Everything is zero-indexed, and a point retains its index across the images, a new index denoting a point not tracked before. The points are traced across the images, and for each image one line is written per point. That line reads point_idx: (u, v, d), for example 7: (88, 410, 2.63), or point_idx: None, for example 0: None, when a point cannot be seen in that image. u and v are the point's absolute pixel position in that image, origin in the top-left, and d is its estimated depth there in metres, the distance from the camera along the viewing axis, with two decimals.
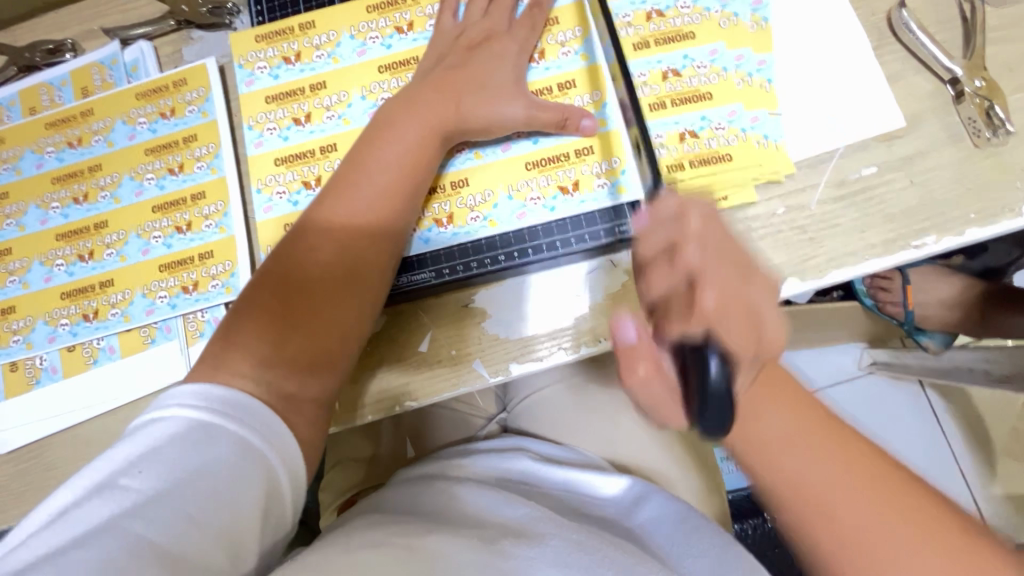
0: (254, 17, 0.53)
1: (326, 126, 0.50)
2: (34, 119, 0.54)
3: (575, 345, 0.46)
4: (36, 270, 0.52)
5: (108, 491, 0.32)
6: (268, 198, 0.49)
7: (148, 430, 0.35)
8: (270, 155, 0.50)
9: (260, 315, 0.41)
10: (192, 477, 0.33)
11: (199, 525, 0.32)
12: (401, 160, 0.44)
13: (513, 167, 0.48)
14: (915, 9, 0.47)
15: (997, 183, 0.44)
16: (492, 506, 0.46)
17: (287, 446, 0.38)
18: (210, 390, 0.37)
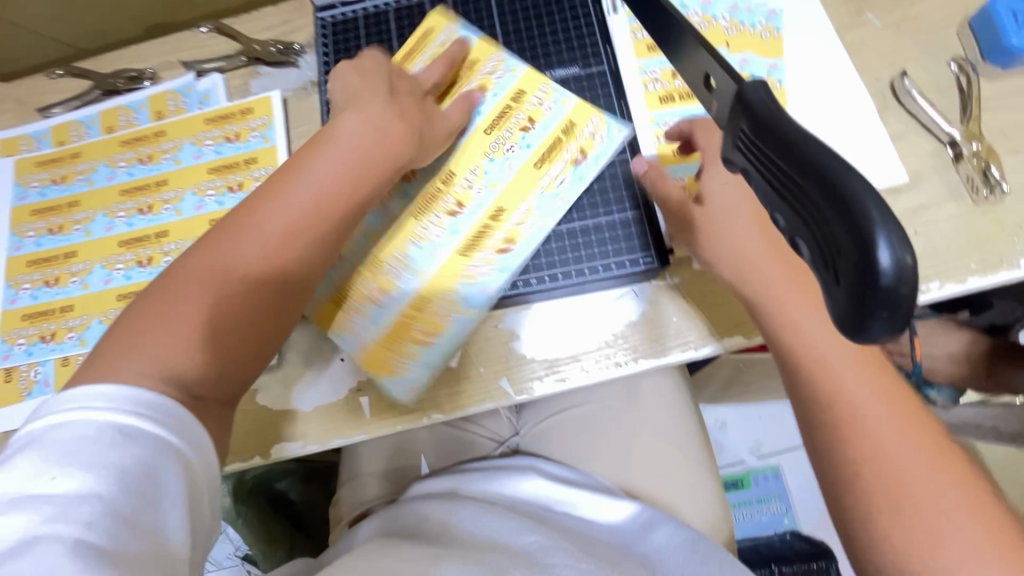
0: (321, 59, 0.60)
1: (371, 237, 0.52)
2: (111, 137, 0.60)
3: (597, 367, 0.49)
4: (97, 273, 0.56)
5: (21, 503, 0.29)
6: (379, 317, 0.50)
7: (51, 437, 0.31)
8: (336, 290, 0.51)
9: (192, 294, 0.39)
10: (109, 481, 0.30)
11: (129, 526, 0.30)
12: (347, 167, 0.44)
13: (526, 174, 0.53)
14: (917, 79, 0.52)
15: (996, 236, 0.47)
16: (504, 530, 0.48)
17: (202, 441, 0.36)
18: (116, 387, 0.34)
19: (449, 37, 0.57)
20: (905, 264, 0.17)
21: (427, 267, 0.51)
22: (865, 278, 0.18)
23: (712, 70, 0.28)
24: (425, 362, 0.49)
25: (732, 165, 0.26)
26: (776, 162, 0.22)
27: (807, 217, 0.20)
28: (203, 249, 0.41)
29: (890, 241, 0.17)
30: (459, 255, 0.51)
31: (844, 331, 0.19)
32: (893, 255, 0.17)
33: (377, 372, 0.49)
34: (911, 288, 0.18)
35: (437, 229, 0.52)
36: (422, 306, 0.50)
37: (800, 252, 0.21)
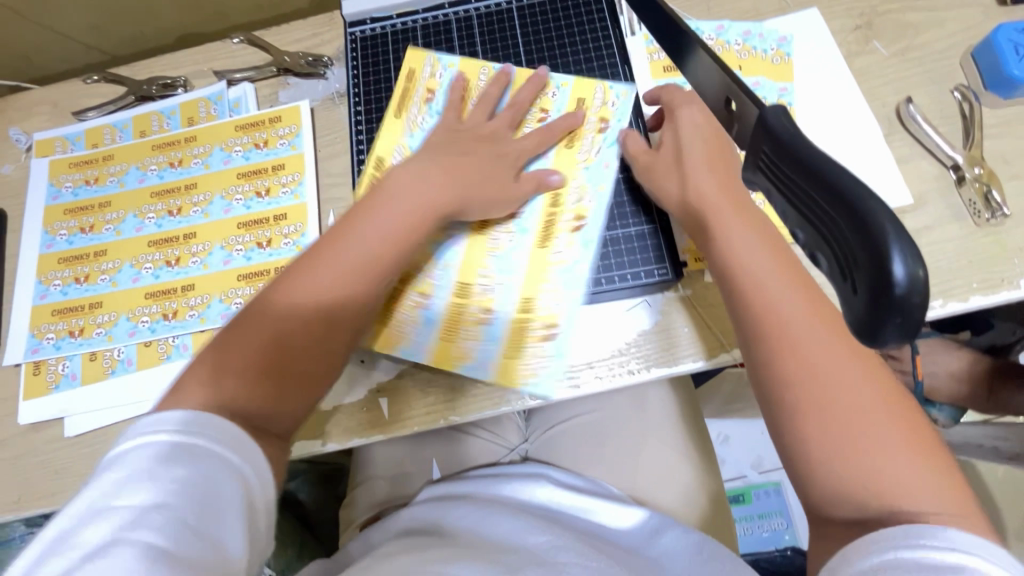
0: (349, 72, 0.62)
1: (451, 272, 0.53)
2: (143, 141, 0.62)
3: (611, 375, 0.50)
4: (126, 271, 0.57)
5: (95, 515, 0.30)
6: (493, 333, 0.51)
7: (124, 456, 0.33)
8: (437, 327, 0.52)
9: (259, 344, 0.41)
10: (177, 494, 0.31)
11: (195, 537, 0.31)
12: (401, 220, 0.48)
13: (564, 157, 0.56)
14: (921, 105, 0.55)
15: (997, 257, 0.49)
16: (515, 533, 0.49)
17: (259, 461, 0.36)
18: (181, 412, 0.35)
19: (433, 73, 0.60)
20: (917, 275, 0.19)
21: (519, 272, 0.53)
22: (881, 288, 0.19)
23: (732, 92, 0.30)
24: (558, 354, 0.51)
25: (752, 184, 0.28)
26: (804, 188, 0.23)
27: (826, 232, 0.22)
28: (209, 352, 0.42)
29: (903, 253, 0.19)
30: (541, 249, 0.53)
31: (860, 337, 0.21)
32: (907, 266, 0.19)
33: (515, 381, 0.50)
34: (924, 297, 0.19)
35: (507, 238, 0.54)
36: (530, 308, 0.52)
37: (818, 265, 0.23)
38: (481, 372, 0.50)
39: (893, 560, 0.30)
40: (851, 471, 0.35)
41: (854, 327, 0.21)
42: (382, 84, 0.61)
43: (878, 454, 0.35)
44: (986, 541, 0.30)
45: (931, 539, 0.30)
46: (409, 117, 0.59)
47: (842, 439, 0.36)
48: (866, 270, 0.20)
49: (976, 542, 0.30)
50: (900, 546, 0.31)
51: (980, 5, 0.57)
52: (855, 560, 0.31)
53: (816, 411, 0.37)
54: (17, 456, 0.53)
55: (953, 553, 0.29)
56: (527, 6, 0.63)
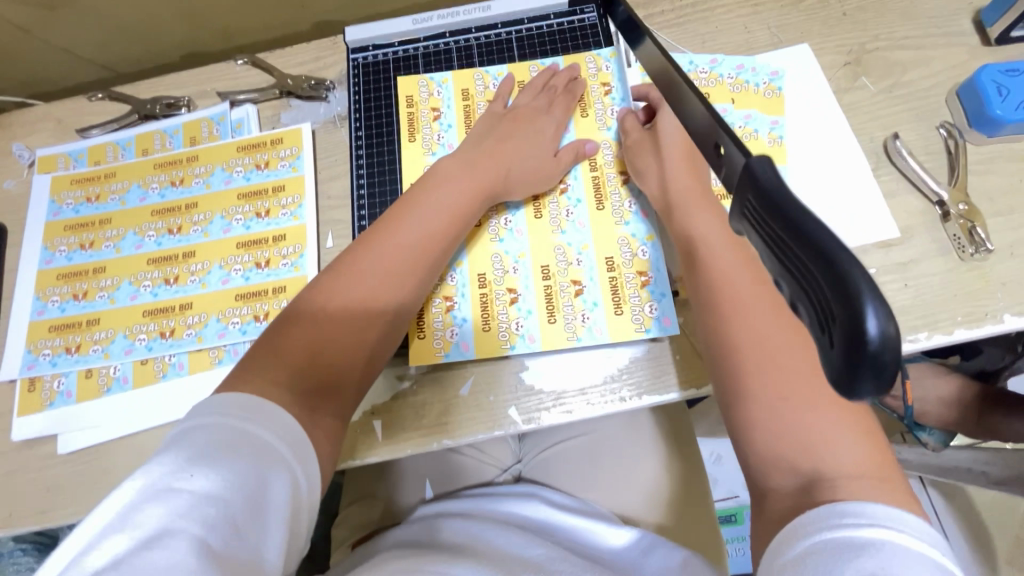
0: (351, 96, 0.63)
1: (527, 261, 0.56)
2: (145, 159, 0.63)
3: (603, 401, 0.51)
4: (125, 289, 0.58)
5: (155, 496, 0.32)
6: (593, 299, 0.54)
7: (189, 439, 0.35)
8: (538, 311, 0.54)
9: (307, 335, 0.44)
10: (229, 486, 0.33)
11: (240, 531, 0.32)
12: (431, 226, 0.51)
13: (587, 130, 0.61)
14: (907, 141, 0.56)
15: (981, 291, 0.50)
16: (511, 546, 0.51)
17: (308, 459, 0.38)
18: (241, 398, 0.38)
19: (430, 93, 0.62)
20: (890, 331, 0.20)
21: (589, 238, 0.56)
22: (856, 342, 0.20)
23: (723, 139, 0.32)
24: (658, 293, 0.53)
25: (740, 231, 0.29)
26: (785, 240, 0.24)
27: (807, 285, 0.23)
28: (260, 348, 0.44)
29: (876, 310, 0.20)
30: (600, 213, 0.57)
31: (839, 390, 0.22)
32: (879, 323, 0.20)
33: (631, 333, 0.52)
34: (895, 355, 0.20)
35: (566, 213, 0.57)
36: (614, 265, 0.55)
37: (800, 316, 0.24)
38: (590, 340, 0.52)
39: (819, 541, 0.33)
40: (785, 438, 0.41)
41: (835, 377, 0.22)
42: (383, 109, 0.62)
43: (808, 415, 0.41)
44: (901, 512, 0.33)
45: (853, 517, 0.34)
46: (423, 138, 0.60)
47: (781, 403, 0.41)
48: (842, 325, 0.21)
49: (891, 514, 0.33)
50: (825, 528, 0.34)
51: (965, 45, 0.59)
52: (788, 546, 0.34)
53: (758, 373, 0.43)
54: (9, 473, 0.53)
55: (871, 527, 0.33)
56: (525, 36, 0.65)
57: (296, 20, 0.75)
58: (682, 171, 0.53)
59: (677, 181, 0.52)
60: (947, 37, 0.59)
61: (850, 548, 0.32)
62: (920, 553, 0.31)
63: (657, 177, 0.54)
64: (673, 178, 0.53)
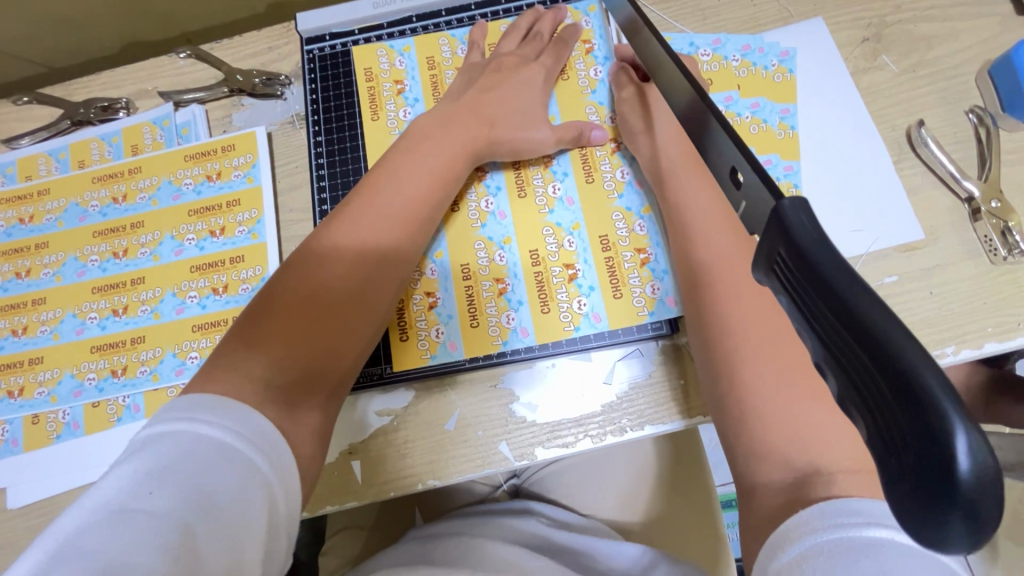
0: (307, 88, 0.55)
1: (514, 245, 0.49)
2: (82, 172, 0.56)
3: (602, 434, 0.46)
4: (69, 322, 0.52)
5: (113, 518, 0.27)
6: (588, 282, 0.48)
7: (160, 449, 0.31)
8: (530, 301, 0.48)
9: (272, 337, 0.38)
10: (199, 515, 0.29)
11: (204, 562, 0.28)
12: (413, 204, 0.45)
13: (570, 93, 0.53)
14: (932, 128, 0.50)
15: (1014, 299, 0.46)
16: (507, 553, 0.50)
17: (292, 478, 0.34)
18: (217, 399, 0.34)
19: (391, 64, 0.55)
20: (985, 469, 0.15)
21: (580, 216, 0.50)
22: (940, 479, 0.16)
23: (740, 165, 0.26)
24: (660, 271, 0.48)
25: (763, 285, 0.24)
26: (833, 319, 0.19)
27: (863, 389, 0.18)
28: (235, 343, 0.38)
29: (968, 443, 0.16)
30: (590, 187, 0.50)
31: (913, 536, 0.17)
32: (973, 460, 0.15)
33: (632, 318, 0.47)
34: (994, 505, 0.16)
35: (553, 189, 0.50)
36: (609, 243, 0.49)
37: (852, 423, 0.19)
38: (587, 328, 0.47)
39: (814, 545, 0.27)
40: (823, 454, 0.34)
41: (901, 516, 0.17)
42: (344, 109, 0.54)
43: None
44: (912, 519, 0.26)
45: (848, 517, 0.27)
46: (388, 116, 0.53)
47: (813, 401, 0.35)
48: (918, 451, 0.16)
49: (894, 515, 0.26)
50: (818, 529, 0.27)
51: (997, 15, 0.52)
52: (779, 552, 0.28)
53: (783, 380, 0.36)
54: None
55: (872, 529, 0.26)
56: (502, 17, 0.57)
57: (245, 2, 0.66)
58: (673, 138, 0.47)
59: (670, 150, 0.47)
60: (976, 6, 0.53)
61: (845, 552, 0.26)
62: (940, 558, 0.24)
63: (648, 143, 0.48)
64: (664, 149, 0.47)
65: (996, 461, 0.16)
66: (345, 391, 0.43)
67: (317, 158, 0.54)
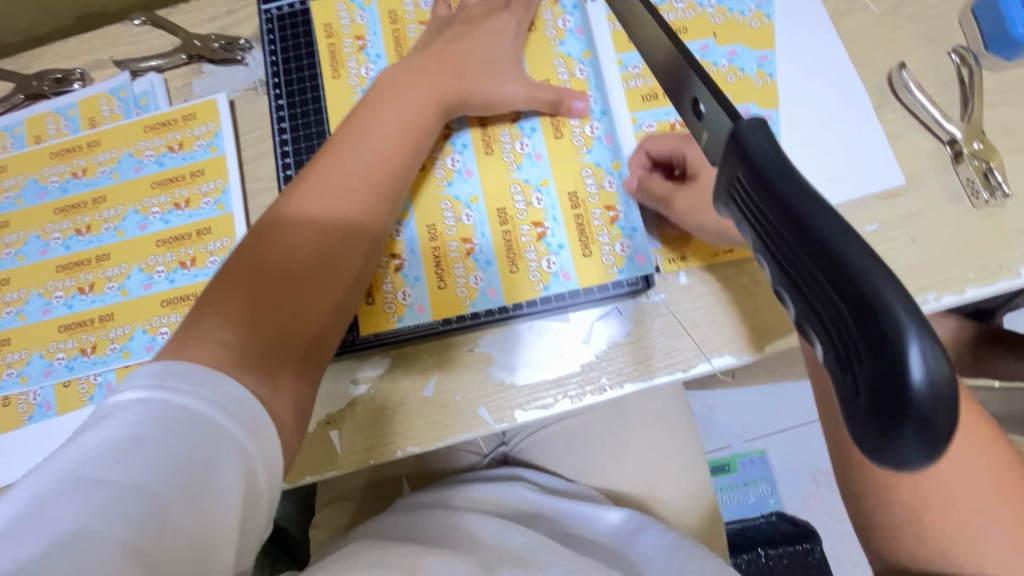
0: (266, 49, 0.53)
1: (481, 204, 0.48)
2: (39, 148, 0.54)
3: (581, 394, 0.45)
4: (34, 302, 0.51)
5: (77, 486, 0.27)
6: (557, 240, 0.47)
7: (124, 414, 0.30)
8: (498, 261, 0.47)
9: (242, 301, 0.37)
10: (164, 480, 0.28)
11: (175, 527, 0.28)
12: (383, 158, 0.43)
13: (539, 45, 0.51)
14: (915, 71, 0.49)
15: (997, 242, 0.45)
16: (494, 533, 0.48)
17: (269, 442, 0.33)
18: (184, 364, 0.32)
19: (351, 19, 0.53)
20: (939, 375, 0.15)
21: (549, 172, 0.48)
22: (893, 390, 0.15)
23: (701, 95, 0.25)
24: (629, 227, 0.47)
25: (726, 216, 0.22)
26: (788, 236, 0.18)
27: (819, 307, 0.17)
28: (207, 308, 0.37)
29: (922, 349, 0.15)
30: (559, 142, 0.49)
31: (869, 454, 0.16)
32: (926, 367, 0.15)
33: (601, 276, 0.46)
34: (949, 410, 0.15)
35: (520, 145, 0.49)
36: (579, 200, 0.47)
37: (811, 345, 0.18)
38: (557, 287, 0.46)
39: None
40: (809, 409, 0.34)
41: (857, 435, 0.16)
42: (305, 70, 0.52)
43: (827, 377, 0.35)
44: None
45: None
46: (350, 74, 0.51)
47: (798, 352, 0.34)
48: (869, 365, 0.16)
49: None
50: None
51: None
52: None
53: None
54: None
55: None
56: None
57: None
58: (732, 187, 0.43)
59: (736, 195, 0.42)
60: None
61: None
62: None
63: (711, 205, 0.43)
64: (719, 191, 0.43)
65: (954, 368, 0.15)
66: (325, 354, 0.41)
67: (279, 123, 0.52)
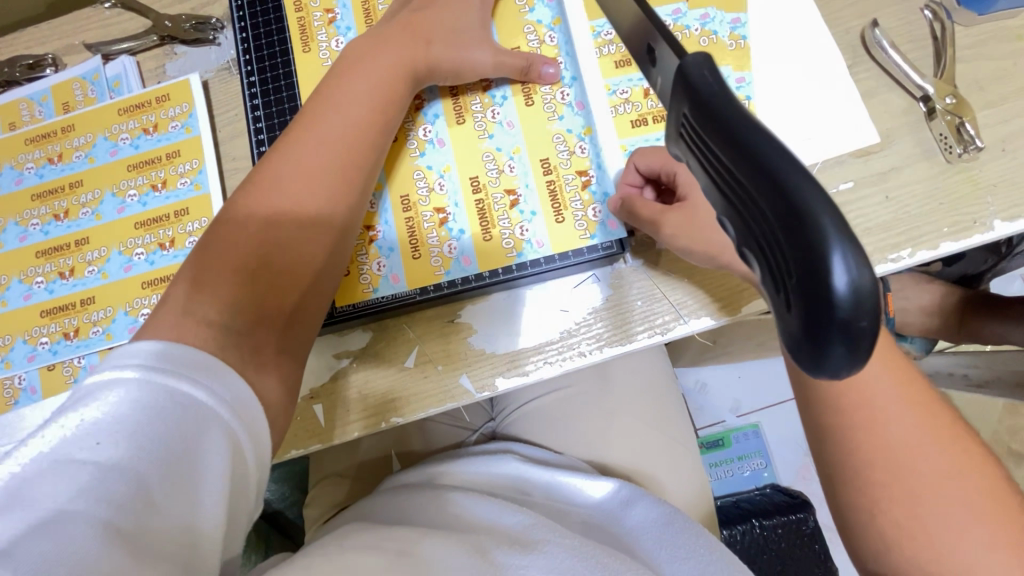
0: (237, 27, 0.53)
1: (454, 173, 0.48)
2: (14, 134, 0.54)
3: (561, 359, 0.46)
4: (16, 288, 0.51)
5: (56, 468, 0.26)
6: (530, 207, 0.47)
7: (101, 396, 0.28)
8: (471, 230, 0.47)
9: (217, 274, 0.37)
10: (147, 459, 0.28)
11: (158, 507, 0.27)
12: (356, 133, 0.43)
13: (510, 13, 0.51)
14: (888, 29, 0.49)
15: (970, 197, 0.45)
16: (489, 514, 0.48)
17: (256, 421, 0.33)
18: (166, 346, 0.31)
19: None
20: (862, 284, 0.15)
21: (521, 140, 0.48)
22: (819, 301, 0.16)
23: (655, 40, 0.25)
24: (601, 193, 0.47)
25: (678, 155, 0.23)
26: (727, 164, 0.18)
27: (756, 230, 0.18)
28: (179, 289, 0.36)
29: (844, 260, 0.15)
30: (530, 110, 0.49)
31: (802, 366, 0.17)
32: (849, 277, 0.15)
33: (574, 242, 0.46)
34: (871, 316, 0.15)
35: (492, 114, 0.49)
36: (551, 167, 0.48)
37: (751, 270, 0.19)
38: (531, 254, 0.47)
39: None
40: None
41: (791, 350, 0.17)
42: (276, 46, 0.52)
43: None
44: None
45: None
46: (321, 49, 0.51)
47: None
48: (800, 280, 0.16)
49: None
50: None
51: None
52: None
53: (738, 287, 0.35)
54: None
55: None
56: None
57: None
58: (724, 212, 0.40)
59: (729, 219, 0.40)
60: None
61: None
62: None
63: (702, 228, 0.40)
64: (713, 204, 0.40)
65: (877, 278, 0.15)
66: (308, 325, 0.41)
67: (252, 100, 0.52)
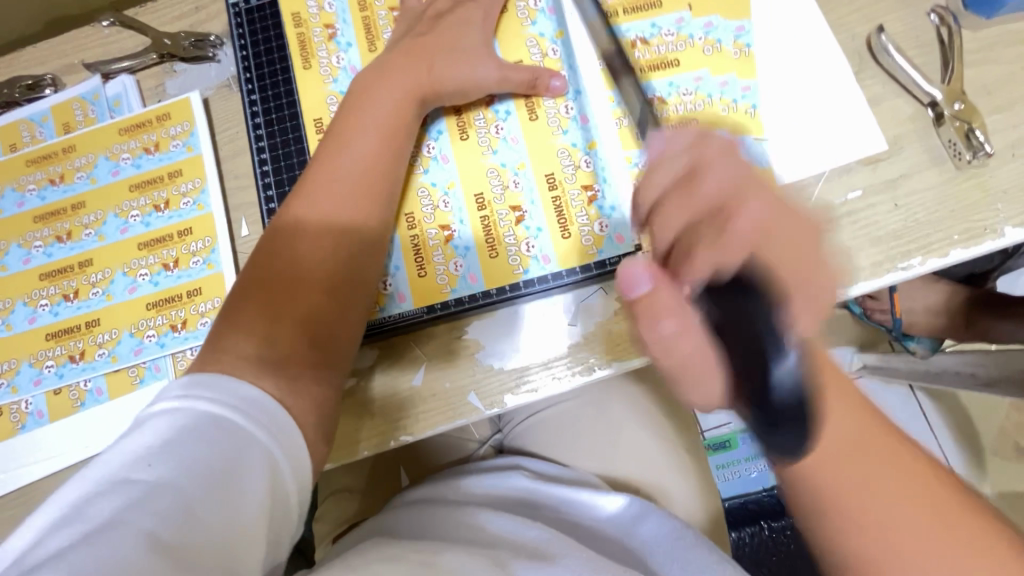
0: (237, 45, 0.52)
1: (458, 190, 0.48)
2: (15, 156, 0.53)
3: (570, 374, 0.45)
4: (20, 312, 0.51)
5: (112, 486, 0.27)
6: (536, 223, 0.47)
7: (155, 422, 0.30)
8: (477, 246, 0.47)
9: (253, 306, 0.37)
10: (192, 477, 0.28)
11: (203, 522, 0.27)
12: (374, 152, 0.43)
13: (511, 26, 0.50)
14: (893, 34, 0.48)
15: (980, 204, 0.44)
16: (506, 527, 0.47)
17: (295, 445, 0.33)
18: (209, 373, 0.33)
19: (320, 8, 0.52)
20: None
21: (525, 155, 0.48)
22: None
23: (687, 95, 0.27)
24: (608, 207, 0.47)
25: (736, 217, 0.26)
26: None
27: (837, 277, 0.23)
28: (215, 328, 0.37)
29: None
30: (534, 124, 0.48)
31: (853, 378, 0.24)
32: None
33: (582, 256, 0.46)
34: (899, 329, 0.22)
35: (495, 129, 0.48)
36: (556, 181, 0.47)
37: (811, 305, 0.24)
38: (537, 270, 0.46)
39: None
40: None
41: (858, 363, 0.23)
42: (276, 63, 0.51)
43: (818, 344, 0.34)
44: None
45: None
46: (321, 65, 0.51)
47: None
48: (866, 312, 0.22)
49: None
50: None
51: None
52: None
53: None
54: None
55: None
56: None
57: None
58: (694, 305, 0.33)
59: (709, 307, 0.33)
60: None
61: None
62: None
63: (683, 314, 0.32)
64: None
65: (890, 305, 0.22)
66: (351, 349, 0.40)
67: (254, 118, 0.51)
